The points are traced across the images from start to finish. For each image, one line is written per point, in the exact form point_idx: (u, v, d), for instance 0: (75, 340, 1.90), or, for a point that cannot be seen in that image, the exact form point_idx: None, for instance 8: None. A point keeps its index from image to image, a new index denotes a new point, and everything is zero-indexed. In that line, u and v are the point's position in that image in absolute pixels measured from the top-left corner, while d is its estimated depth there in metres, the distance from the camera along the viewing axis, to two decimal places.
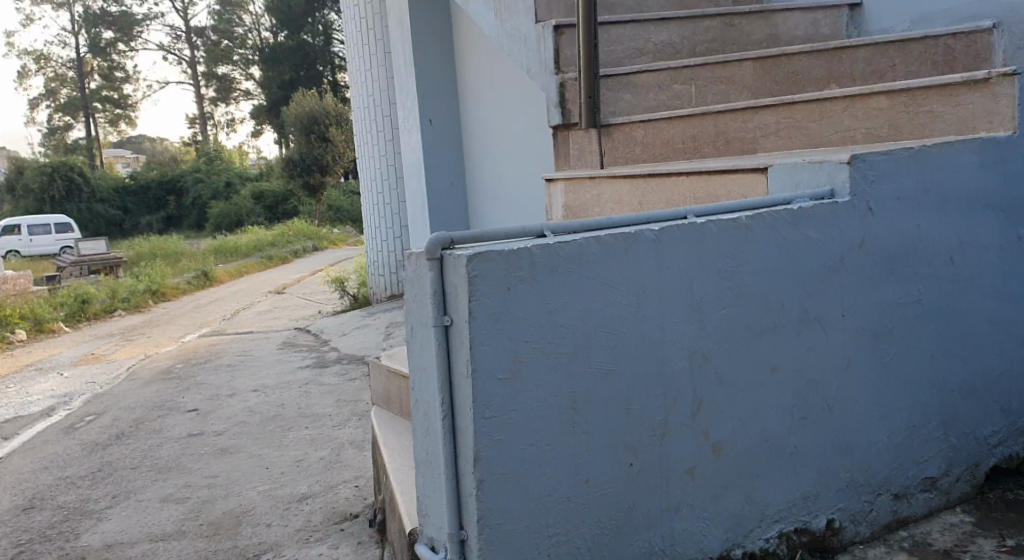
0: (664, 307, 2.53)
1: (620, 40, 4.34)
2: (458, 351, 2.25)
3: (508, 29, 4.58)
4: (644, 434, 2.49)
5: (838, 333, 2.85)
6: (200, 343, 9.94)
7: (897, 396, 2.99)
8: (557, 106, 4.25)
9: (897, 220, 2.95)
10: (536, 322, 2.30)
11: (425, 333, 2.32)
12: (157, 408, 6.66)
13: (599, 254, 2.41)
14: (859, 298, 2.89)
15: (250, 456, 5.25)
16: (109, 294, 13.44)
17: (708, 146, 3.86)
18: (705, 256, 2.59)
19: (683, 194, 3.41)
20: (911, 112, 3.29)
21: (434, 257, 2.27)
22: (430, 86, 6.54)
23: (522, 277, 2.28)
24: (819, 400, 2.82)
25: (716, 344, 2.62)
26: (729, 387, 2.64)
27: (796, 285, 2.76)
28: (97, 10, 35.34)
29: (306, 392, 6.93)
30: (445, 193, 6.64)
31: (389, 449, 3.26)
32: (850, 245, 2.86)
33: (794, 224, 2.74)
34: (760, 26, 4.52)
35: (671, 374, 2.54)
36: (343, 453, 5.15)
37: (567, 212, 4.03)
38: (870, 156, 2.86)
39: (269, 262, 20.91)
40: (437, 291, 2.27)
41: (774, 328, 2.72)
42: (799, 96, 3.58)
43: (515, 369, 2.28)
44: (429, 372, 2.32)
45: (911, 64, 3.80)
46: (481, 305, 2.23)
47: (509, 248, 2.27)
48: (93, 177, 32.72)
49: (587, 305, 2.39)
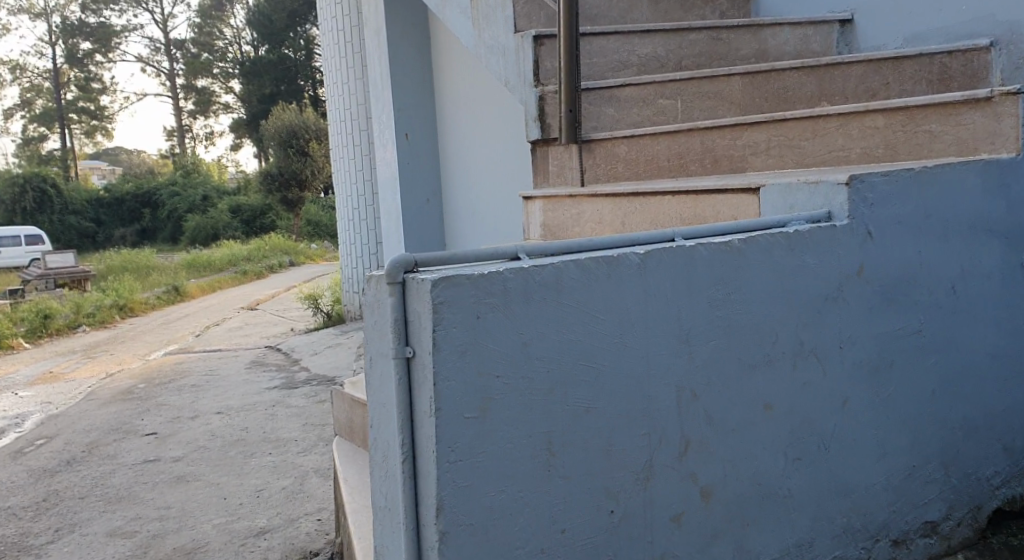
0: (649, 338, 2.30)
1: (603, 52, 4.12)
2: (420, 387, 2.02)
3: (486, 40, 4.36)
4: (627, 479, 2.26)
5: (835, 367, 2.64)
6: (166, 361, 9.62)
7: (897, 434, 2.78)
8: (535, 120, 4.03)
9: (898, 245, 2.75)
10: (509, 354, 2.08)
11: (384, 366, 2.09)
12: (113, 432, 6.37)
13: (577, 279, 2.18)
14: (857, 330, 2.68)
15: (206, 485, 4.98)
16: (73, 309, 13.09)
17: (695, 163, 3.66)
18: (694, 283, 2.38)
19: (668, 215, 3.20)
20: (909, 131, 3.11)
21: (395, 281, 2.04)
22: (405, 99, 6.32)
23: (493, 305, 2.06)
24: (815, 439, 2.61)
25: (706, 379, 2.40)
26: (719, 427, 2.42)
27: (792, 315, 2.55)
28: (74, 20, 34.99)
29: (271, 415, 6.65)
30: (421, 210, 6.41)
31: (349, 488, 3.00)
32: (848, 272, 2.66)
33: (790, 249, 2.53)
34: (749, 40, 4.31)
35: (656, 411, 2.31)
36: (307, 483, 4.88)
37: (545, 232, 3.82)
38: (869, 176, 2.67)
39: (244, 277, 20.55)
40: (398, 319, 2.04)
41: (769, 362, 2.51)
42: (792, 112, 3.39)
43: (484, 408, 2.04)
44: (388, 409, 2.09)
45: (906, 83, 3.63)
46: (447, 336, 2.00)
47: (479, 271, 2.04)
48: (66, 189, 32.25)
49: (565, 336, 2.16)
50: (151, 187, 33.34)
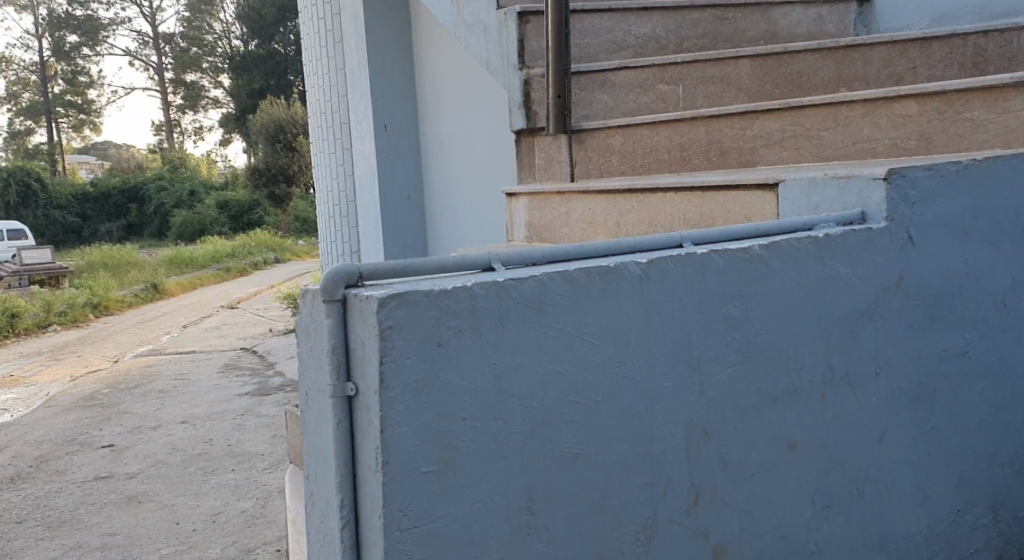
0: (653, 366, 1.88)
1: (597, 32, 3.70)
2: (365, 434, 1.59)
3: (466, 17, 3.96)
4: (624, 540, 1.84)
5: (871, 397, 2.22)
6: (135, 364, 9.17)
7: (941, 473, 2.37)
8: (520, 107, 3.62)
9: (944, 253, 2.32)
10: (476, 390, 1.65)
11: (321, 404, 1.66)
12: (66, 444, 5.96)
13: (564, 295, 1.76)
14: (897, 352, 2.27)
15: (159, 507, 4.55)
16: (44, 308, 12.64)
17: (699, 156, 3.25)
18: (706, 299, 1.96)
19: (670, 214, 2.80)
20: (946, 120, 2.70)
21: (334, 299, 1.61)
22: (383, 87, 5.86)
23: (458, 328, 1.64)
24: (846, 482, 2.19)
25: (720, 415, 1.98)
26: (735, 472, 2.01)
27: (821, 335, 2.13)
28: (60, 13, 34.31)
29: (239, 425, 6.21)
30: (401, 207, 5.97)
31: (288, 520, 2.54)
32: (886, 283, 2.24)
33: (819, 256, 2.12)
34: (757, 20, 3.87)
35: (660, 456, 1.89)
36: (270, 505, 4.46)
37: (531, 233, 3.42)
38: (910, 170, 2.23)
39: (228, 275, 20.04)
40: (337, 347, 1.61)
41: (794, 393, 2.09)
42: (810, 98, 2.99)
43: (446, 460, 1.62)
44: (326, 458, 1.66)
45: (935, 66, 3.26)
46: (398, 371, 1.57)
47: (438, 288, 1.62)
48: (50, 183, 31.65)
49: (547, 366, 1.74)
50: (137, 182, 32.77)
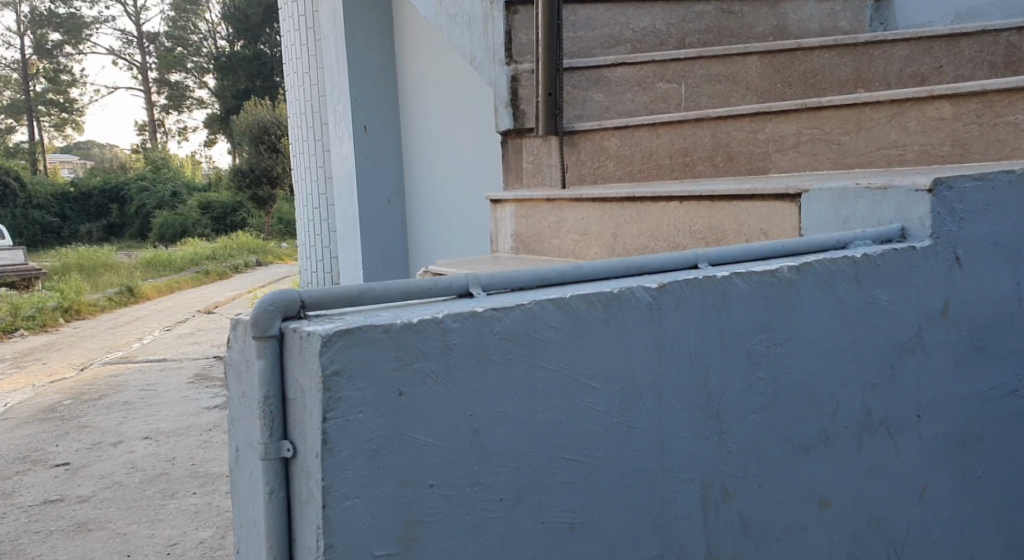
0: (663, 413, 1.56)
1: (591, 24, 3.41)
2: (305, 506, 1.26)
3: (448, 8, 3.65)
4: None
5: (911, 445, 1.91)
6: (102, 372, 8.76)
7: (986, 527, 2.07)
8: (506, 106, 3.32)
9: (995, 276, 2.01)
10: (449, 449, 1.32)
11: (251, 464, 1.32)
12: (18, 462, 5.56)
13: (559, 328, 1.44)
14: (940, 392, 1.96)
15: (110, 536, 4.19)
16: (11, 312, 12.15)
17: (703, 161, 2.93)
18: (727, 329, 1.64)
19: (675, 226, 2.48)
20: (986, 124, 2.38)
21: (265, 335, 1.28)
22: (361, 84, 5.52)
23: (427, 373, 1.31)
24: (883, 543, 1.88)
25: (741, 471, 1.66)
26: (759, 537, 1.68)
27: (857, 372, 1.82)
28: (43, 10, 33.57)
29: (205, 442, 5.83)
30: (380, 212, 5.63)
31: None
32: (930, 312, 1.93)
33: (856, 279, 1.80)
34: (765, 14, 3.57)
35: (672, 522, 1.57)
36: (231, 535, 4.10)
37: (517, 244, 3.10)
38: (959, 180, 1.90)
39: (207, 277, 19.57)
40: (271, 394, 1.28)
41: (827, 441, 1.78)
42: (830, 99, 2.67)
43: (411, 540, 1.29)
44: (256, 532, 1.32)
45: (963, 66, 3.00)
46: (346, 429, 1.24)
47: (397, 322, 1.28)
48: (29, 183, 30.89)
49: (537, 416, 1.41)
50: (118, 182, 32.12)
